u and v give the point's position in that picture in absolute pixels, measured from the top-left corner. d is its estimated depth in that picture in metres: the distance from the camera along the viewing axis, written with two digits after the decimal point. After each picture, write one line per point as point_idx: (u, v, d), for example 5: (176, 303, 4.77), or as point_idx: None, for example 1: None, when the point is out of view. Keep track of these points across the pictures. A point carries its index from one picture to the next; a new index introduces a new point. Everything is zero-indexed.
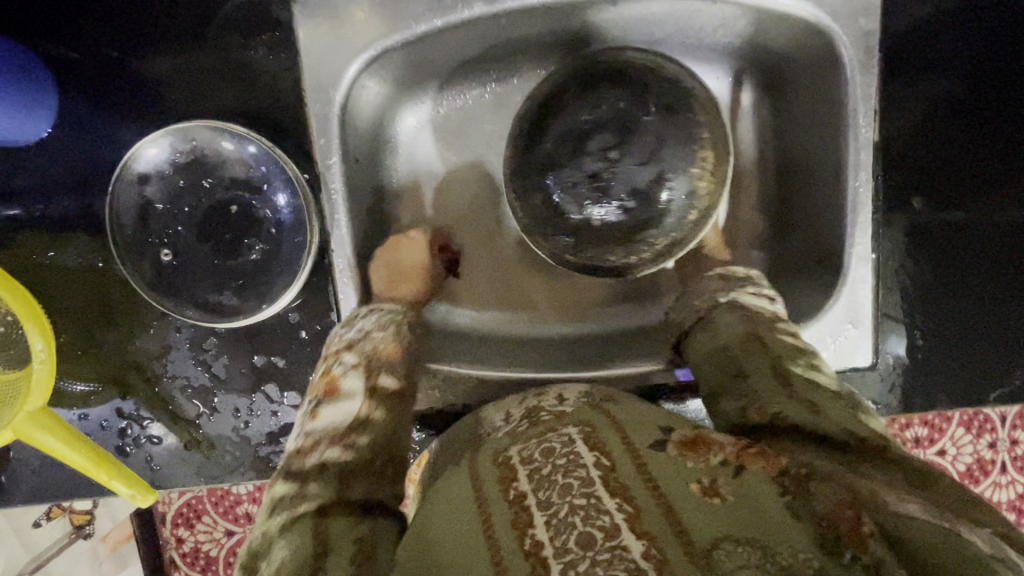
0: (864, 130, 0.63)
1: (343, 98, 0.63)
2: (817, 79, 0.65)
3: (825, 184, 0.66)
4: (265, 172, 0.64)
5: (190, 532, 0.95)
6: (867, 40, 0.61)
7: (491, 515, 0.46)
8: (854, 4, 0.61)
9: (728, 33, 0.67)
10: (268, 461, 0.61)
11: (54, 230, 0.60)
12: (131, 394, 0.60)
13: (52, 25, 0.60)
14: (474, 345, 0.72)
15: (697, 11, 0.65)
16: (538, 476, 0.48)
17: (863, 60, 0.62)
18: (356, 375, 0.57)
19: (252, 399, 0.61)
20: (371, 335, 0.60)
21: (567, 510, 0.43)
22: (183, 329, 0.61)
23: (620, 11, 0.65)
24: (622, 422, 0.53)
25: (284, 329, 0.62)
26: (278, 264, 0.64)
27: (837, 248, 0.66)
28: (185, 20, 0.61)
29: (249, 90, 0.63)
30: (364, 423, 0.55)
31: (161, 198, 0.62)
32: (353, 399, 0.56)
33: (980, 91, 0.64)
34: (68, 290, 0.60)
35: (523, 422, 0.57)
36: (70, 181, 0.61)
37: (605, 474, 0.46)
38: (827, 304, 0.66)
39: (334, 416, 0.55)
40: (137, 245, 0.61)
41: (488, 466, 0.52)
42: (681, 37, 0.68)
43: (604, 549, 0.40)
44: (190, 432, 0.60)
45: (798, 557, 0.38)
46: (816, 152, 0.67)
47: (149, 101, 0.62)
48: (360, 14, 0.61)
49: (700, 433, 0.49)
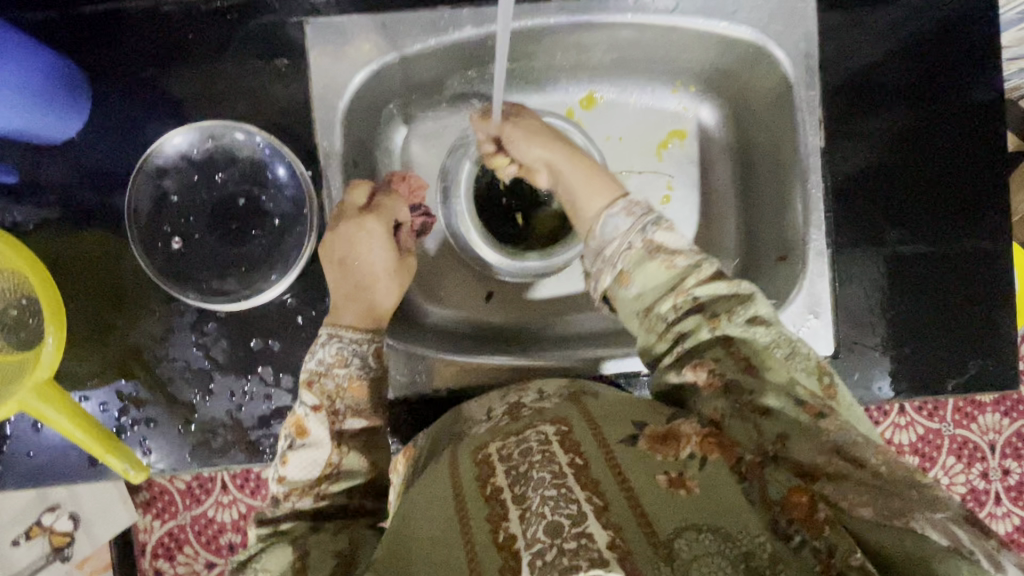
0: (812, 139, 0.69)
1: (347, 104, 0.67)
2: (770, 99, 0.72)
3: (783, 190, 0.71)
4: (267, 161, 0.68)
5: (170, 563, 1.06)
6: (809, 60, 0.69)
7: (468, 509, 0.45)
8: (795, 31, 0.69)
9: (691, 58, 0.73)
10: (257, 443, 0.65)
11: (72, 222, 0.66)
12: (132, 377, 0.65)
13: (82, 41, 0.66)
14: (467, 341, 0.74)
15: (660, 38, 0.71)
16: (515, 473, 0.46)
17: (806, 77, 0.69)
18: (320, 419, 0.55)
19: (245, 383, 0.66)
20: (334, 371, 0.58)
21: (538, 501, 0.42)
22: (186, 313, 0.66)
23: (599, 35, 0.71)
24: (595, 417, 0.52)
25: (281, 313, 0.66)
26: (279, 253, 0.67)
27: (795, 244, 0.70)
28: (203, 37, 0.67)
29: (259, 98, 0.67)
30: (336, 470, 0.55)
31: (176, 189, 0.67)
32: (320, 448, 0.54)
33: (925, 120, 0.71)
34: (82, 277, 0.66)
35: (503, 418, 0.56)
36: (93, 178, 0.66)
37: (577, 471, 0.45)
38: (790, 293, 0.69)
39: (303, 466, 0.54)
40: (151, 231, 0.66)
41: (466, 462, 0.51)
42: (650, 62, 0.75)
43: (571, 538, 0.39)
44: (186, 414, 0.65)
45: (754, 541, 0.40)
46: (780, 166, 0.71)
47: (166, 106, 0.67)
48: (366, 45, 0.66)
49: (671, 427, 0.48)
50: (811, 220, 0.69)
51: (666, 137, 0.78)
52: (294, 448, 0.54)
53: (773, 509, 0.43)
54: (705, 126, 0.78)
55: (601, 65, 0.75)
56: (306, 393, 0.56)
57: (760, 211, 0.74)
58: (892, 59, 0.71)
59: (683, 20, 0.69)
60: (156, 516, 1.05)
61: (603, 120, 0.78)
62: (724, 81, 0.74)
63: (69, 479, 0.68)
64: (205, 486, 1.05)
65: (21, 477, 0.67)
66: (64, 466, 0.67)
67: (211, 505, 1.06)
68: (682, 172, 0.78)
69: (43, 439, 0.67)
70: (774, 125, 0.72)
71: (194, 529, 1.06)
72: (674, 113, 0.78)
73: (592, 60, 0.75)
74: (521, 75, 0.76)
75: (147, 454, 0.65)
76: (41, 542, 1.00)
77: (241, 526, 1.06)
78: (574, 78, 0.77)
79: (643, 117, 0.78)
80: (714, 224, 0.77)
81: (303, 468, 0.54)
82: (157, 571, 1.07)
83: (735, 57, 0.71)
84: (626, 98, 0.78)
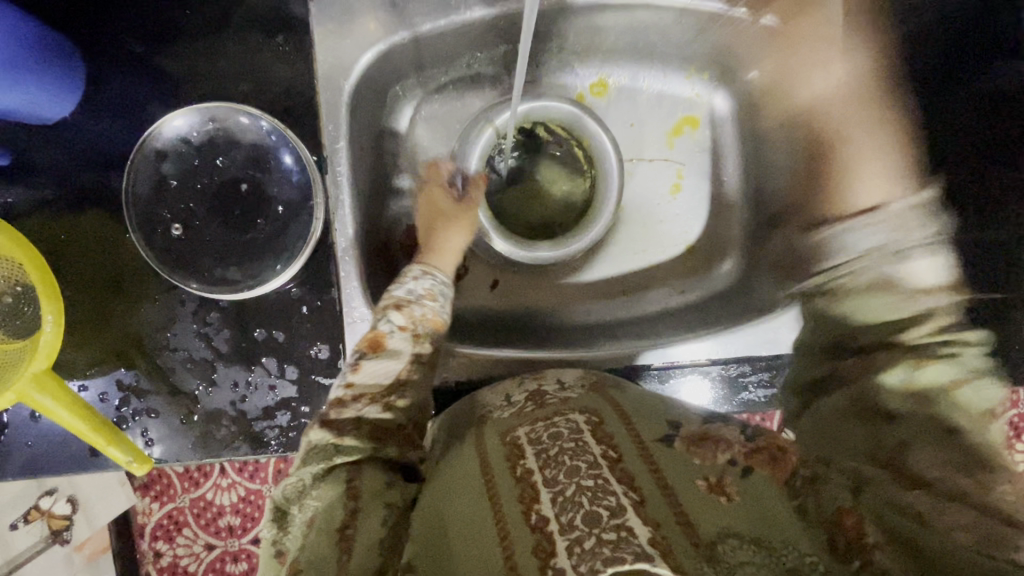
0: (833, 128, 0.67)
1: (353, 86, 0.64)
2: (787, 86, 0.70)
3: (802, 181, 0.70)
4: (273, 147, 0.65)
5: (169, 546, 1.04)
6: (829, 48, 0.67)
7: (498, 489, 0.46)
8: (814, 17, 0.67)
9: (706, 42, 0.71)
10: (262, 436, 0.64)
11: (68, 205, 0.64)
12: (133, 367, 0.64)
13: (76, 15, 0.63)
14: (475, 332, 0.73)
15: (677, 22, 0.69)
16: (546, 457, 0.47)
17: (827, 66, 0.67)
18: (405, 336, 0.56)
19: (249, 374, 0.64)
20: (422, 301, 0.59)
21: (576, 491, 0.42)
22: (188, 302, 0.64)
23: (614, 19, 0.69)
24: (627, 412, 0.52)
25: (285, 302, 0.64)
26: (283, 243, 0.65)
27: (809, 238, 0.69)
28: (203, 14, 0.64)
29: (263, 76, 0.64)
30: (401, 385, 0.55)
31: (176, 174, 0.65)
32: (398, 360, 0.55)
33: None
34: (81, 263, 0.64)
35: (527, 404, 0.57)
36: (91, 160, 0.64)
37: (611, 464, 0.45)
38: (803, 289, 0.68)
39: (374, 374, 0.54)
40: (149, 218, 0.64)
41: (494, 445, 0.52)
42: (665, 44, 0.72)
43: (609, 528, 0.38)
44: (188, 405, 0.64)
45: (802, 558, 0.38)
46: (796, 162, 0.70)
47: (166, 86, 0.64)
48: (373, 22, 0.63)
49: (708, 430, 0.49)
50: (830, 213, 0.68)
51: (679, 124, 0.77)
52: (370, 357, 0.55)
53: (827, 529, 0.41)
54: (719, 111, 0.76)
55: (614, 48, 0.73)
56: (394, 313, 0.57)
57: (776, 203, 0.73)
58: None
59: (703, 4, 0.67)
60: (155, 498, 1.04)
61: (617, 106, 0.76)
62: (740, 67, 0.72)
63: (69, 469, 0.67)
64: (204, 469, 1.04)
65: (19, 465, 0.66)
66: (63, 456, 0.66)
67: (210, 488, 1.05)
68: (693, 161, 0.77)
69: (44, 429, 0.66)
70: (791, 113, 0.70)
71: (193, 512, 1.05)
72: (686, 100, 0.76)
73: (609, 42, 0.72)
74: (533, 58, 0.73)
75: (149, 445, 0.64)
76: (40, 526, 1.00)
77: (240, 509, 1.05)
78: (588, 60, 0.74)
79: (657, 103, 0.77)
80: (723, 215, 0.77)
81: (376, 377, 0.54)
82: (156, 553, 1.05)
83: (755, 41, 0.69)
84: (640, 83, 0.76)
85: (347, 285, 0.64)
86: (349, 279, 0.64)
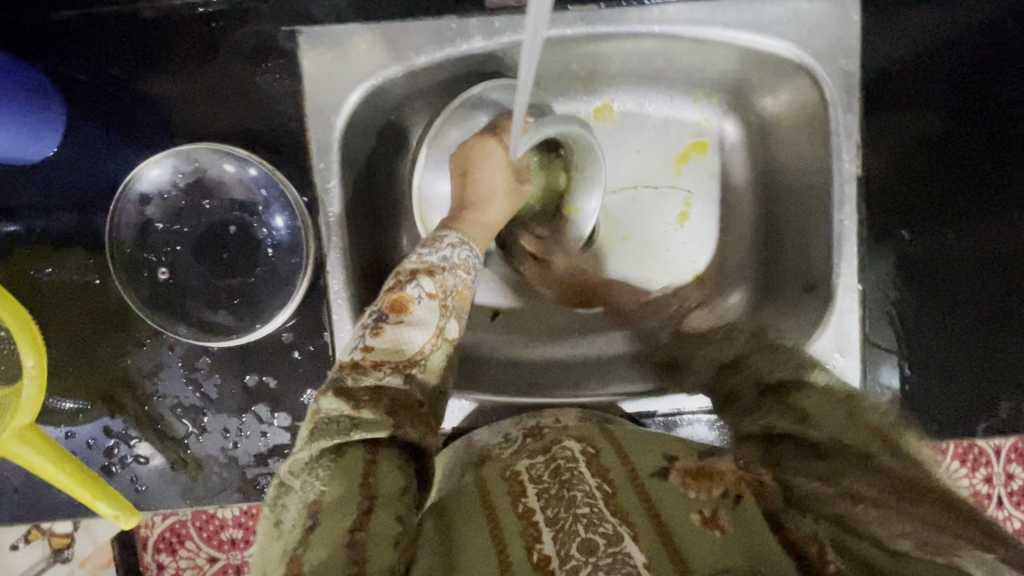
0: (847, 164, 0.65)
1: (344, 123, 0.62)
2: (803, 116, 0.68)
3: (813, 219, 0.68)
4: (264, 195, 0.63)
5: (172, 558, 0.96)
6: (847, 80, 0.64)
7: (502, 531, 0.43)
8: (833, 46, 0.64)
9: (716, 69, 0.70)
10: (255, 483, 0.62)
11: (52, 246, 0.62)
12: (120, 413, 0.62)
13: (58, 49, 0.61)
14: (480, 369, 0.70)
15: (686, 49, 0.67)
16: (547, 496, 0.45)
17: (845, 99, 0.64)
18: (431, 305, 0.54)
19: (240, 421, 0.62)
20: (455, 270, 0.56)
21: (571, 521, 0.42)
22: (175, 348, 0.62)
23: (616, 48, 0.67)
24: (620, 440, 0.51)
25: (276, 347, 0.62)
26: (273, 286, 0.63)
27: (824, 276, 0.67)
28: (187, 47, 0.62)
29: (251, 112, 0.62)
30: (423, 360, 0.52)
31: (161, 217, 0.63)
32: (421, 328, 0.52)
33: (968, 123, 0.67)
34: (64, 306, 0.62)
35: (524, 441, 0.56)
36: (74, 200, 0.62)
37: (606, 497, 0.44)
38: (816, 333, 0.66)
39: (395, 341, 0.51)
40: (135, 262, 0.63)
41: (494, 480, 0.50)
42: (672, 70, 0.70)
43: (606, 555, 0.38)
44: (178, 452, 0.62)
45: None
46: (809, 192, 0.69)
47: (151, 122, 0.62)
48: (363, 56, 0.61)
49: (705, 463, 0.46)
50: (842, 253, 0.65)
51: (686, 150, 0.75)
52: (392, 321, 0.52)
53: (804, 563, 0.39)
54: (729, 137, 0.75)
55: (618, 74, 0.71)
56: (425, 278, 0.54)
57: (787, 236, 0.71)
58: (935, 57, 0.66)
59: (713, 33, 0.65)
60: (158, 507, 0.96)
61: (620, 132, 0.75)
62: (754, 95, 0.71)
63: (56, 516, 0.64)
64: None
65: (5, 513, 0.64)
66: (50, 504, 0.64)
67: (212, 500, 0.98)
68: (701, 188, 0.75)
69: (28, 476, 0.64)
70: (807, 143, 0.68)
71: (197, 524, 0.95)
72: (695, 125, 0.75)
73: (611, 69, 0.70)
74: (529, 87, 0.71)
75: (138, 493, 0.62)
76: (40, 545, 0.94)
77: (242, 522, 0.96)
78: (589, 86, 0.72)
79: (663, 129, 0.75)
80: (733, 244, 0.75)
81: (405, 341, 0.52)
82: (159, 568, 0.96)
83: (768, 69, 0.67)
84: (645, 108, 0.74)
85: (340, 329, 0.62)
86: (342, 323, 0.62)
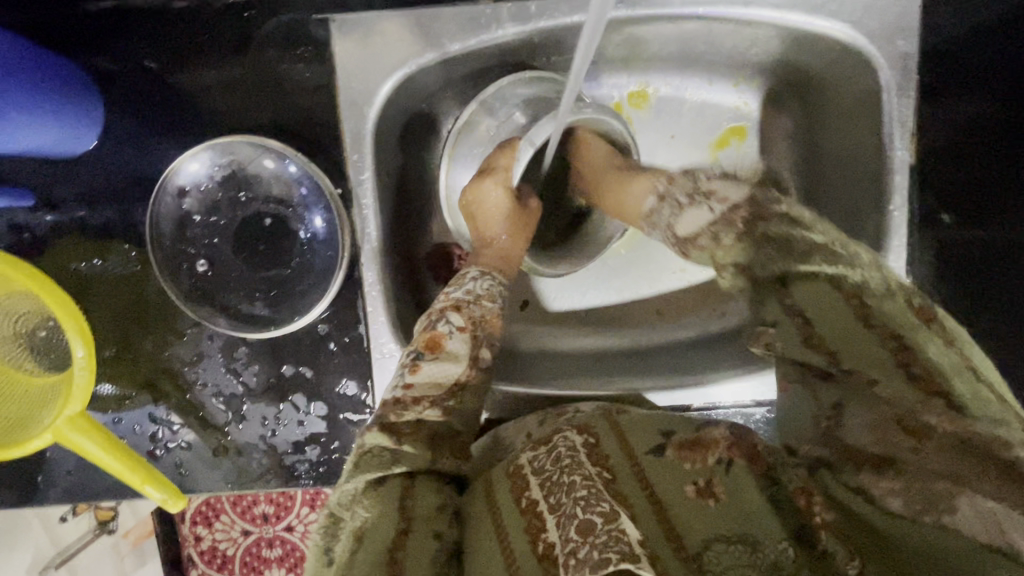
0: (900, 152, 0.66)
1: (378, 114, 0.63)
2: (853, 100, 0.68)
3: (859, 207, 0.69)
4: (304, 194, 0.65)
5: (208, 530, 1.02)
6: (905, 61, 0.64)
7: (501, 511, 0.46)
8: (890, 26, 0.64)
9: (759, 52, 0.69)
10: (292, 469, 0.65)
11: (94, 239, 0.64)
12: (164, 400, 0.64)
13: (95, 42, 0.62)
14: (519, 361, 0.73)
15: (730, 32, 0.67)
16: (548, 484, 0.46)
17: (901, 81, 0.64)
18: (463, 338, 0.56)
19: (278, 409, 0.64)
20: (481, 302, 0.59)
21: (570, 504, 0.42)
22: (215, 337, 0.64)
23: (655, 31, 0.66)
24: (622, 426, 0.51)
25: (313, 339, 0.64)
26: (310, 278, 0.66)
27: None
28: (221, 39, 0.62)
29: (285, 104, 0.63)
30: (459, 389, 0.55)
31: (199, 209, 0.65)
32: (454, 364, 0.55)
33: None
34: (106, 296, 0.64)
35: (538, 429, 0.58)
36: (113, 193, 0.64)
37: (606, 481, 0.44)
38: None
39: (434, 374, 0.54)
40: (174, 254, 0.64)
41: (502, 477, 0.50)
42: (715, 53, 0.70)
43: (603, 533, 0.39)
44: (218, 439, 0.65)
45: (781, 550, 0.39)
46: (859, 179, 0.68)
47: (186, 116, 0.64)
48: (396, 46, 0.62)
49: (699, 433, 0.48)
50: (891, 246, 0.67)
51: (725, 136, 0.74)
52: (428, 358, 0.55)
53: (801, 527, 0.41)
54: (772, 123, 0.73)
55: (654, 58, 0.71)
56: (453, 314, 0.57)
57: (826, 223, 0.72)
58: None
59: (758, 13, 0.64)
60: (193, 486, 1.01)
61: (657, 118, 0.74)
62: (796, 78, 0.70)
63: (104, 496, 0.67)
64: None
65: (58, 493, 0.67)
66: (98, 485, 0.67)
67: None
68: (740, 175, 0.74)
69: (77, 458, 0.67)
70: (854, 128, 0.68)
71: (230, 498, 1.02)
72: (732, 109, 0.74)
73: (647, 54, 0.70)
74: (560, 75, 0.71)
75: (182, 477, 0.65)
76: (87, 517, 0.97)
77: (274, 499, 1.02)
78: (621, 72, 0.72)
79: (701, 114, 0.74)
80: None
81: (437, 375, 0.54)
82: (197, 537, 1.03)
83: (815, 52, 0.67)
84: (682, 93, 0.73)
85: (375, 321, 0.64)
86: (376, 314, 0.64)
